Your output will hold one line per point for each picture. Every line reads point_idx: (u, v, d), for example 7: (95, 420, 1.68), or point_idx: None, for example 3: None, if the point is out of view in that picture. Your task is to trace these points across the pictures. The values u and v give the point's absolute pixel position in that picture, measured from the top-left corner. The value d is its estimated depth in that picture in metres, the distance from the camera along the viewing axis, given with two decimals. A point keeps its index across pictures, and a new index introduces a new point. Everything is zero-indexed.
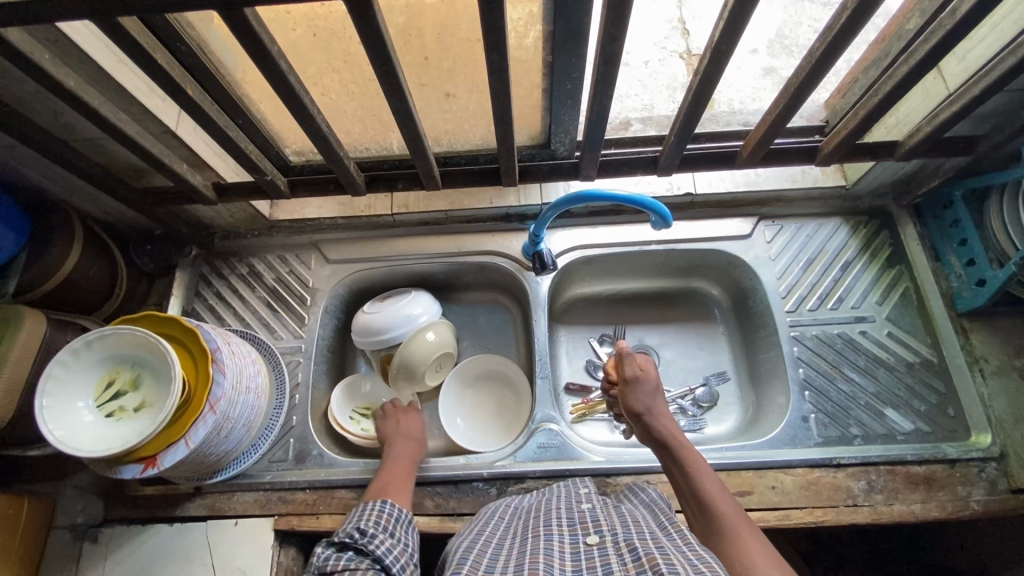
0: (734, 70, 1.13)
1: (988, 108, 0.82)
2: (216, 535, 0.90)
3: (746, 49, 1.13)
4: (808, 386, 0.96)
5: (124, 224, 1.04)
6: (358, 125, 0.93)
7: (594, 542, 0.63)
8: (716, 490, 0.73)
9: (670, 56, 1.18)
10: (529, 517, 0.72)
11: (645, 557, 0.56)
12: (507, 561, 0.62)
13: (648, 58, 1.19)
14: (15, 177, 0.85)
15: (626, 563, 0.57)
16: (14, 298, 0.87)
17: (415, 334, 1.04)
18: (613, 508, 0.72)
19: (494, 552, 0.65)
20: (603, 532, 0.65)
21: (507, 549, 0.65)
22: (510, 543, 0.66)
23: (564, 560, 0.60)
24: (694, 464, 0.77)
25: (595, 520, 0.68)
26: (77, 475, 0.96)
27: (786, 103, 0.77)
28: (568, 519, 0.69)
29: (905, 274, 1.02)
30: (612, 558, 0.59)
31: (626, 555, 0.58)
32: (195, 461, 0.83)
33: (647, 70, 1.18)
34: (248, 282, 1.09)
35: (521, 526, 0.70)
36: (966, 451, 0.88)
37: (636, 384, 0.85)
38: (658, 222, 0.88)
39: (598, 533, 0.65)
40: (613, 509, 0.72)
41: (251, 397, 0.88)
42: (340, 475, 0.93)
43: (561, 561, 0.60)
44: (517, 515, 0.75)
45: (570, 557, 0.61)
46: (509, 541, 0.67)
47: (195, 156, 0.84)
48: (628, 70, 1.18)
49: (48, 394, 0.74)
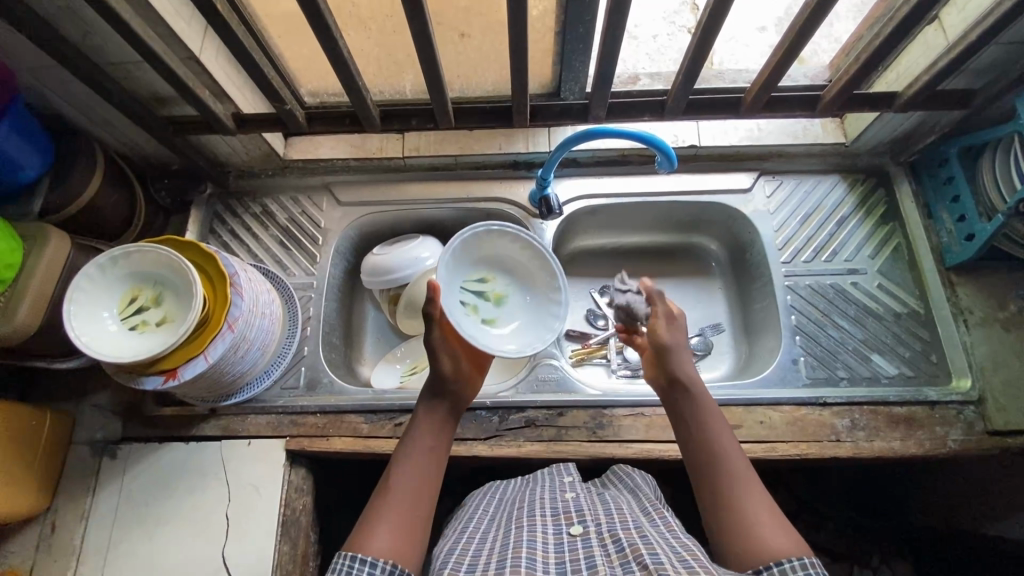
0: (742, 47, 1.10)
1: (983, 61, 0.85)
2: (230, 452, 0.94)
3: (755, 26, 1.09)
4: (799, 331, 1.00)
5: (142, 158, 1.06)
6: (373, 66, 0.96)
7: (578, 533, 0.63)
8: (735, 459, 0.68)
9: (679, 31, 1.12)
10: (511, 511, 0.72)
11: (629, 548, 0.57)
12: (488, 556, 0.60)
13: (656, 33, 1.13)
14: (40, 98, 0.88)
15: (611, 553, 0.58)
16: (40, 219, 0.90)
17: (422, 276, 1.07)
18: (597, 497, 0.73)
19: (476, 544, 0.64)
20: (586, 522, 0.65)
21: (490, 541, 0.64)
22: (492, 537, 0.65)
23: (547, 553, 0.59)
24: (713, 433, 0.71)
25: (579, 510, 0.68)
26: (95, 396, 1.00)
27: (791, 41, 0.80)
28: (551, 509, 0.69)
29: (898, 231, 1.06)
30: (596, 549, 0.59)
31: (611, 545, 0.59)
32: (213, 378, 0.87)
33: (655, 44, 1.13)
34: (261, 220, 1.11)
35: (504, 519, 0.70)
36: (946, 394, 0.93)
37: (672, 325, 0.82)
38: (663, 162, 0.92)
39: (581, 523, 0.65)
40: (596, 497, 0.73)
41: (266, 321, 0.92)
42: (350, 400, 0.98)
43: (544, 554, 0.59)
44: (501, 507, 0.75)
45: (553, 549, 0.60)
46: (493, 534, 0.66)
47: (217, 84, 0.87)
48: (635, 44, 1.13)
49: (77, 304, 0.78)
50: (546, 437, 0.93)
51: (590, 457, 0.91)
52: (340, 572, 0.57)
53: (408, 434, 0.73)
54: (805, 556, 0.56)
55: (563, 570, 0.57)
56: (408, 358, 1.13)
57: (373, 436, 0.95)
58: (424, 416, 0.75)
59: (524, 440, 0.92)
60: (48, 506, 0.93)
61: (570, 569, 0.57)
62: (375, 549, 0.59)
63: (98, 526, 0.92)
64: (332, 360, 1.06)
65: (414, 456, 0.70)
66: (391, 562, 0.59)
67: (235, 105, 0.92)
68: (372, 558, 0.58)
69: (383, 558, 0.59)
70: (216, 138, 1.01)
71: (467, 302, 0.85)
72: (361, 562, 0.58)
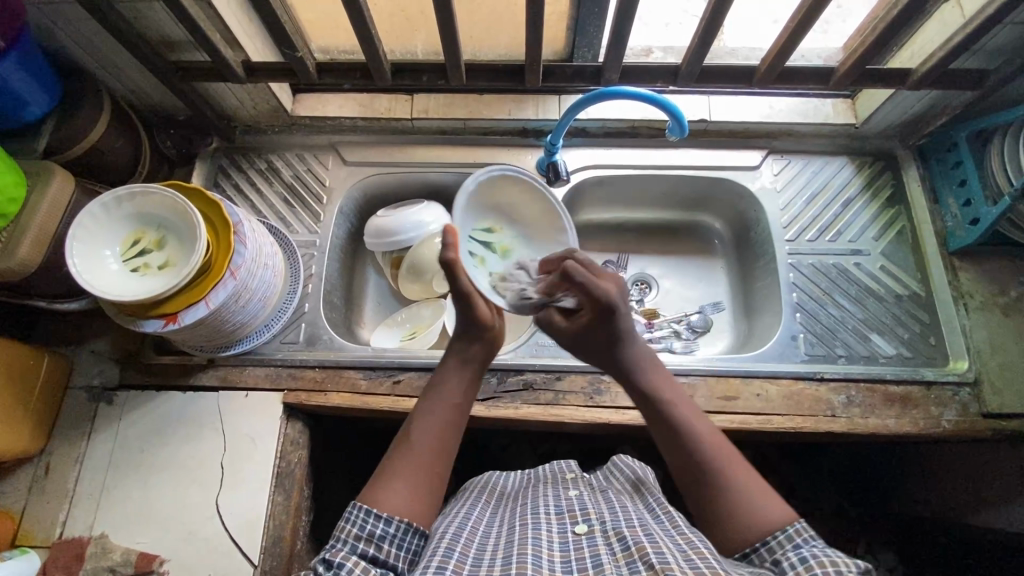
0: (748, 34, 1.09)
1: (995, 41, 0.85)
2: (227, 402, 0.94)
3: (768, 18, 1.07)
4: (800, 309, 1.00)
5: (149, 107, 1.06)
6: (387, 22, 0.97)
7: (582, 532, 0.62)
8: (707, 425, 0.68)
9: (692, 20, 1.10)
10: (514, 507, 0.70)
11: (634, 547, 0.56)
12: (493, 551, 0.59)
13: (668, 20, 1.10)
14: (48, 34, 0.87)
15: (616, 552, 0.57)
16: (44, 157, 0.89)
17: (426, 240, 1.07)
18: (601, 495, 0.71)
19: (482, 536, 0.63)
20: (591, 521, 0.63)
21: (493, 536, 0.63)
22: (497, 531, 0.64)
23: (553, 550, 0.58)
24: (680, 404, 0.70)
25: (584, 509, 0.66)
26: (93, 342, 0.99)
27: (808, 9, 0.80)
28: (555, 507, 0.67)
29: (903, 214, 1.06)
30: (601, 547, 0.58)
31: (616, 544, 0.58)
32: (214, 326, 0.87)
33: (667, 32, 1.09)
34: (266, 176, 1.10)
35: (507, 514, 0.68)
36: (942, 374, 0.93)
37: (620, 311, 0.71)
38: (674, 128, 0.92)
39: (586, 522, 0.63)
40: (600, 496, 0.71)
41: (268, 274, 0.92)
42: (349, 356, 0.98)
43: (549, 551, 0.58)
44: (502, 502, 0.73)
45: (559, 547, 0.59)
46: (496, 529, 0.64)
47: (229, 30, 0.87)
48: (647, 25, 1.09)
49: (79, 239, 0.79)
50: (543, 400, 0.93)
51: (586, 422, 0.91)
52: (353, 521, 0.59)
53: (431, 384, 0.72)
54: (792, 523, 0.59)
55: (569, 568, 0.56)
56: (408, 323, 1.13)
57: (371, 393, 0.95)
58: (452, 361, 0.74)
59: (522, 403, 0.93)
60: (43, 448, 0.92)
61: (576, 568, 0.56)
62: (390, 506, 0.61)
63: (93, 469, 0.92)
64: (333, 320, 1.06)
65: (434, 406, 0.69)
66: (405, 520, 0.61)
67: (245, 52, 0.92)
68: (387, 515, 0.60)
69: (399, 515, 0.61)
70: (224, 88, 1.00)
71: (475, 252, 0.73)
72: (375, 517, 0.59)
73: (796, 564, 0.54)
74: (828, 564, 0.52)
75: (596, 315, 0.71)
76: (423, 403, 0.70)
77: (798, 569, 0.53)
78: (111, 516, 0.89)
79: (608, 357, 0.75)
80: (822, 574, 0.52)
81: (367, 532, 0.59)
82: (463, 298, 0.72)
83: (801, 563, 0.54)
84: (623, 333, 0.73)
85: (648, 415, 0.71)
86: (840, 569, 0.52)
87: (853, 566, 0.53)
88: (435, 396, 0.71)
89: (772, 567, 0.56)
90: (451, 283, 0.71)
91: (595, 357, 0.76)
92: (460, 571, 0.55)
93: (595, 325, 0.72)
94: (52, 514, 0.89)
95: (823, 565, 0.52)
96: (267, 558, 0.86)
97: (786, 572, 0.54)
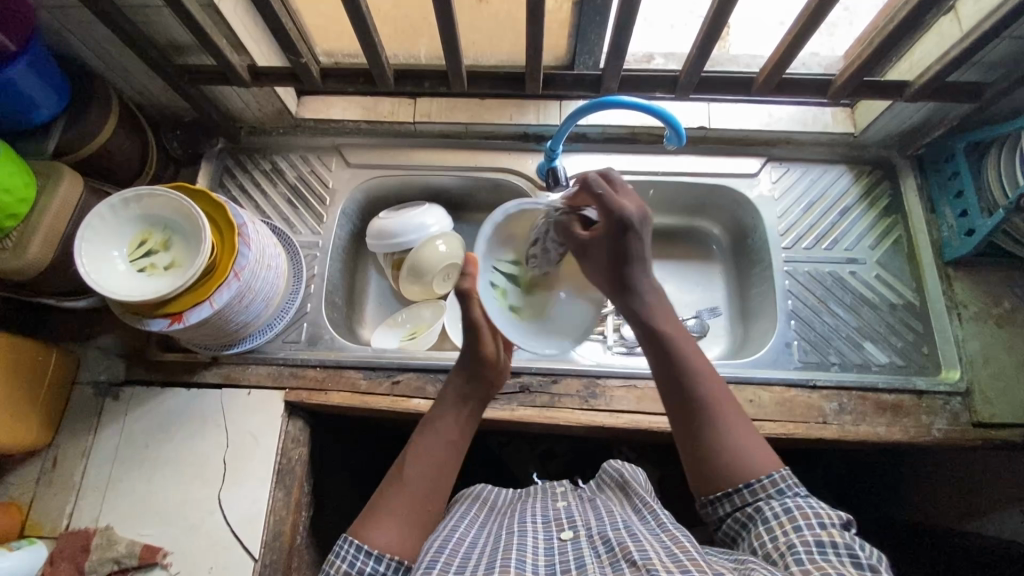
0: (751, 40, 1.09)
1: (993, 55, 0.86)
2: (230, 399, 0.96)
3: (775, 21, 1.06)
4: (794, 316, 1.01)
5: (157, 108, 1.07)
6: (390, 27, 0.98)
7: (568, 537, 0.63)
8: (707, 364, 0.68)
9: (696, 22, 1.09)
10: (503, 519, 0.72)
11: (618, 547, 0.58)
12: (479, 558, 0.60)
13: (673, 21, 1.09)
14: (59, 38, 0.89)
15: (600, 554, 0.59)
16: (53, 159, 0.91)
17: (426, 242, 1.09)
18: (588, 503, 0.73)
19: (469, 544, 0.64)
20: (577, 527, 0.65)
21: (481, 544, 0.64)
22: (483, 541, 0.65)
23: (537, 555, 0.60)
24: (682, 340, 0.69)
25: (570, 517, 0.68)
26: (101, 338, 1.02)
27: (807, 20, 0.81)
28: (542, 518, 0.69)
29: (900, 223, 1.06)
30: (586, 551, 0.60)
31: (600, 547, 0.60)
32: (218, 326, 0.88)
33: (672, 34, 1.09)
34: (270, 178, 1.12)
35: (495, 526, 0.70)
36: (934, 384, 0.95)
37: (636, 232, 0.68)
38: (672, 137, 0.93)
39: (572, 528, 0.65)
40: (588, 504, 0.72)
41: (271, 275, 0.94)
42: (349, 357, 1.00)
43: (533, 556, 0.60)
44: (492, 513, 0.75)
45: (543, 552, 0.61)
46: (484, 538, 0.66)
47: (235, 35, 0.88)
48: (649, 30, 1.10)
49: (88, 240, 0.81)
50: (539, 403, 0.95)
51: (581, 424, 0.93)
52: (342, 557, 0.61)
53: (428, 420, 0.74)
54: (777, 470, 0.62)
55: (553, 571, 0.58)
56: (408, 323, 1.14)
57: (370, 393, 0.97)
58: (450, 392, 0.77)
59: (518, 405, 0.94)
60: (50, 441, 0.95)
61: (560, 569, 0.58)
62: (381, 542, 0.62)
63: (99, 463, 0.94)
64: (334, 320, 1.08)
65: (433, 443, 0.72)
66: (395, 558, 0.62)
67: (251, 57, 0.93)
68: (377, 553, 0.62)
69: (388, 552, 0.62)
70: (229, 91, 1.01)
71: (497, 283, 0.75)
72: (365, 554, 0.61)
73: (779, 515, 0.58)
74: (812, 516, 0.56)
75: (607, 228, 0.68)
76: (420, 439, 0.72)
77: (780, 520, 0.57)
78: (116, 508, 0.92)
79: (612, 276, 0.70)
80: (804, 526, 0.56)
81: (355, 568, 0.60)
82: (471, 331, 0.76)
83: (784, 514, 0.58)
84: (636, 265, 0.70)
85: (648, 347, 0.70)
86: (822, 521, 0.56)
87: (835, 518, 0.56)
88: (434, 430, 0.73)
89: (753, 514, 0.60)
90: (462, 313, 0.76)
91: (600, 277, 0.71)
92: None
93: (609, 238, 0.68)
94: (59, 505, 0.92)
95: (805, 518, 0.56)
96: (267, 552, 0.88)
97: (769, 522, 0.58)
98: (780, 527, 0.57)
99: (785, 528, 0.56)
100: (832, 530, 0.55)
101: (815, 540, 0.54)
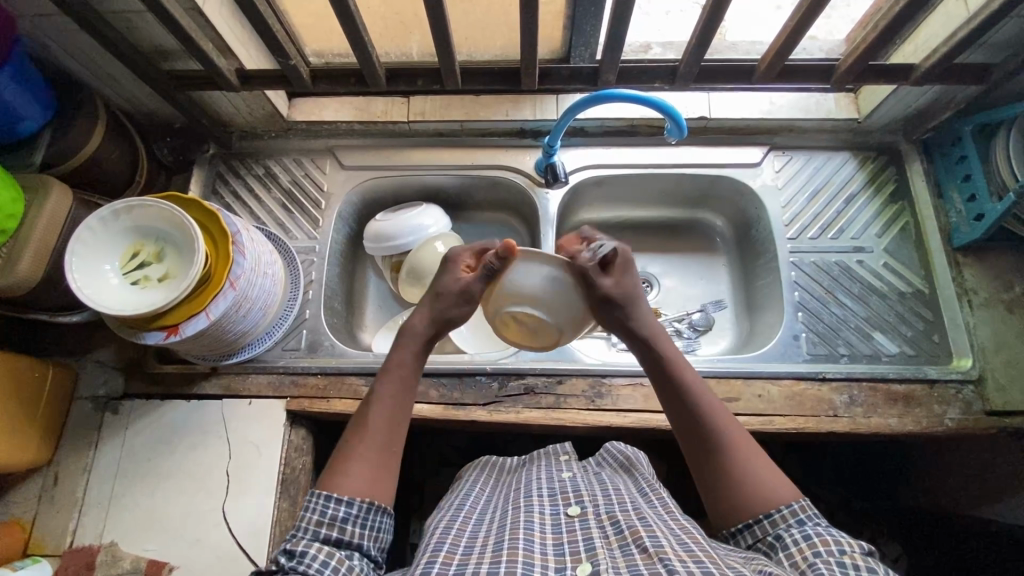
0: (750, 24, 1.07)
1: (1000, 36, 0.84)
2: (230, 409, 0.95)
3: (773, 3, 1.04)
4: (801, 308, 1.00)
5: (146, 115, 1.05)
6: (380, 25, 0.95)
7: (576, 514, 0.61)
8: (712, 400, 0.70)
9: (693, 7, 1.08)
10: (508, 490, 0.71)
11: (628, 531, 0.57)
12: (486, 536, 0.59)
13: (670, 8, 1.07)
14: (42, 47, 0.86)
15: (609, 536, 0.58)
16: (40, 171, 0.89)
17: (425, 243, 1.06)
18: (594, 476, 0.71)
19: (474, 523, 0.63)
20: (584, 503, 0.63)
21: (487, 522, 0.63)
22: (490, 516, 0.64)
23: (545, 533, 0.59)
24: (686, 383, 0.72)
25: (577, 490, 0.66)
26: (98, 352, 1.00)
27: (809, 5, 0.79)
28: (549, 488, 0.67)
29: (906, 210, 1.04)
30: (594, 530, 0.58)
31: (608, 527, 0.59)
32: (216, 336, 0.87)
33: (669, 21, 1.07)
34: (264, 182, 1.10)
35: (501, 499, 0.69)
36: (946, 373, 0.93)
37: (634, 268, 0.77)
38: (672, 130, 0.91)
39: (579, 504, 0.63)
40: (593, 476, 0.71)
41: (268, 282, 0.92)
42: (351, 363, 0.98)
43: (541, 535, 0.58)
44: (497, 487, 0.74)
45: (550, 530, 0.59)
46: (489, 515, 0.65)
47: (222, 39, 0.86)
48: (647, 17, 1.07)
49: (78, 255, 0.79)
50: (544, 404, 0.93)
51: (588, 425, 0.92)
52: (313, 509, 0.61)
53: (386, 368, 0.72)
54: (797, 500, 0.62)
55: (562, 551, 0.56)
56: None
57: None
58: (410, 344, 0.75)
59: (523, 407, 0.93)
60: (51, 458, 0.94)
61: (569, 551, 0.56)
62: (350, 490, 0.63)
63: (101, 478, 0.93)
64: (334, 325, 1.06)
65: (393, 389, 0.71)
66: (365, 500, 0.63)
67: (238, 60, 0.91)
68: (348, 498, 0.62)
69: (359, 497, 0.63)
70: (218, 95, 0.99)
71: None
72: (336, 502, 0.61)
73: (798, 541, 0.57)
74: (832, 542, 0.55)
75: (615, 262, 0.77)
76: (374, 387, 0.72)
77: (800, 546, 0.56)
78: (120, 524, 0.90)
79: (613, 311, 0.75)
80: (825, 551, 0.55)
81: (328, 517, 0.61)
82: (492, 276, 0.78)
83: (803, 540, 0.57)
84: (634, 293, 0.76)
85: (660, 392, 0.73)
86: (842, 548, 0.55)
87: (857, 546, 0.55)
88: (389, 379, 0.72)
89: (774, 543, 0.59)
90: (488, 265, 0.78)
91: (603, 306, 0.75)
92: (451, 561, 0.56)
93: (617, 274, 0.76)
94: (62, 523, 0.91)
95: (825, 543, 0.55)
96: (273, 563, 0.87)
97: (788, 549, 0.57)
98: (799, 554, 0.56)
99: (806, 555, 0.55)
100: (854, 555, 0.53)
101: (836, 561, 0.53)
